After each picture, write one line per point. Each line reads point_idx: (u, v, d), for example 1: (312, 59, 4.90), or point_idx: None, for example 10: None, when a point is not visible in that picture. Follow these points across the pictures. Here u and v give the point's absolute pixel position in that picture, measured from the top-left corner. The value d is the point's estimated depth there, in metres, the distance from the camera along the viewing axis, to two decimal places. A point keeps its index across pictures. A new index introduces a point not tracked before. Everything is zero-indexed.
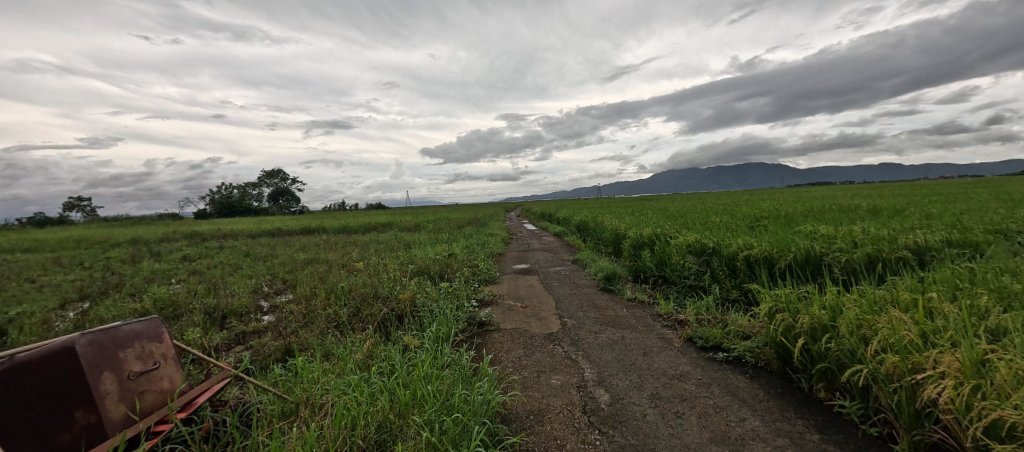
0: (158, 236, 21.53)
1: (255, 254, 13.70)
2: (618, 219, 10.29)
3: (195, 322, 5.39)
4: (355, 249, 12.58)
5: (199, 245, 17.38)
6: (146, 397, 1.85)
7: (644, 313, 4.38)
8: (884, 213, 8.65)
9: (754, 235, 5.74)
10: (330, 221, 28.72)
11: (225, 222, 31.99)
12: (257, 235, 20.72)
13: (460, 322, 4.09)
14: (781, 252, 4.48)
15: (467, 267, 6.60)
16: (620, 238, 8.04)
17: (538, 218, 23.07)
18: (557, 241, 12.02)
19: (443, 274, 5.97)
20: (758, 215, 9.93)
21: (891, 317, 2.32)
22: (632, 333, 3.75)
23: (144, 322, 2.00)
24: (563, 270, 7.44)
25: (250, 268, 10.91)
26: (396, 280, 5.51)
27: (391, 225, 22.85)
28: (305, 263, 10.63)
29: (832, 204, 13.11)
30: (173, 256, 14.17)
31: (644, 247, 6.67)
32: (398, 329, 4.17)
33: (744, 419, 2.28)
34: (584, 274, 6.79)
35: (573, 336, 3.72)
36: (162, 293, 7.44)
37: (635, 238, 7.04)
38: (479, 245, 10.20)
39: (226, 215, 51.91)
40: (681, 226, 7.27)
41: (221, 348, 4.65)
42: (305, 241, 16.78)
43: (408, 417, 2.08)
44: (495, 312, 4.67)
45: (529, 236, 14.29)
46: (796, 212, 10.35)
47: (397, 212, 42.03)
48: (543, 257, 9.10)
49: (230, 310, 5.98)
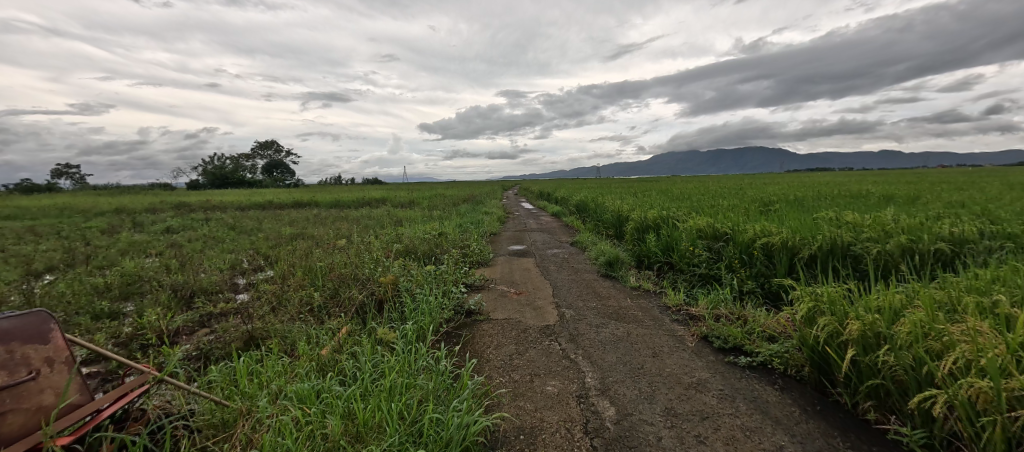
0: (144, 206, 21.02)
1: (241, 227, 13.23)
2: (619, 200, 9.85)
3: (158, 302, 4.95)
4: (345, 225, 12.08)
5: (185, 216, 16.84)
6: (10, 420, 1.41)
7: (650, 305, 3.96)
8: (899, 200, 8.28)
9: (770, 220, 5.30)
10: (324, 195, 28.06)
11: (218, 193, 31.30)
12: (247, 208, 20.11)
13: (445, 311, 3.66)
14: (805, 242, 4.08)
15: (459, 248, 6.15)
16: (622, 220, 7.58)
17: (536, 197, 22.62)
18: (555, 222, 11.56)
19: (432, 255, 5.52)
20: (767, 199, 9.46)
21: (971, 329, 1.88)
22: (638, 329, 3.32)
23: (22, 318, 1.54)
24: (561, 252, 7.03)
25: (232, 242, 10.39)
26: (380, 260, 5.06)
27: (385, 200, 22.38)
28: (291, 238, 10.16)
29: (841, 189, 12.64)
30: (156, 227, 13.63)
31: (648, 230, 6.24)
32: (377, 317, 3.75)
33: (781, 447, 1.87)
34: (583, 258, 6.35)
35: (571, 331, 3.29)
36: (131, 268, 6.98)
37: (639, 220, 6.57)
38: (472, 224, 9.74)
39: (219, 186, 51.17)
40: (689, 210, 6.81)
41: (184, 332, 4.22)
42: (295, 215, 16.24)
43: (364, 444, 1.65)
44: (485, 299, 4.24)
45: (526, 215, 13.81)
46: (805, 197, 9.91)
47: (391, 187, 41.45)
48: (540, 238, 8.63)
49: (200, 287, 5.54)
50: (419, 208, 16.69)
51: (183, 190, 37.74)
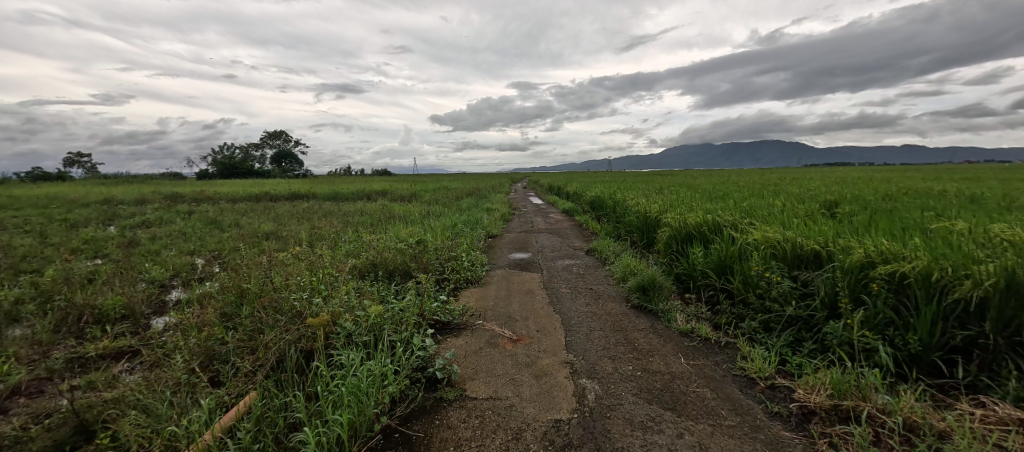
0: (136, 196, 20.14)
1: (221, 222, 12.02)
2: (644, 198, 8.39)
3: (30, 333, 3.68)
4: (331, 222, 10.79)
5: (169, 208, 15.75)
6: None
7: (719, 372, 2.54)
8: (998, 202, 6.65)
9: (867, 232, 3.84)
10: (326, 187, 26.80)
11: (217, 184, 30.40)
12: (238, 200, 18.87)
13: (395, 389, 2.29)
14: (961, 276, 2.62)
15: (443, 263, 4.77)
16: (650, 224, 6.14)
17: (546, 191, 21.16)
18: (566, 221, 10.10)
19: (404, 278, 4.16)
20: (824, 199, 7.89)
21: None
22: (716, 439, 1.91)
23: None
24: (574, 264, 5.65)
25: (199, 240, 9.13)
26: (329, 283, 3.70)
27: (386, 193, 21.15)
28: (264, 237, 8.87)
29: (898, 187, 10.95)
30: (130, 221, 12.48)
31: (690, 242, 4.81)
32: (292, 394, 2.41)
33: None
34: (604, 274, 4.95)
35: (600, 443, 1.89)
36: (48, 274, 5.73)
37: (676, 227, 5.12)
38: (469, 223, 8.35)
39: (227, 176, 50.79)
40: (738, 214, 5.35)
41: (27, 392, 2.91)
42: (285, 209, 14.98)
43: None
44: (466, 352, 2.86)
45: (534, 212, 12.37)
46: (868, 197, 8.28)
47: (397, 180, 40.35)
48: (548, 243, 7.19)
49: (102, 306, 4.26)
50: (418, 203, 15.33)
51: (188, 181, 37.07)
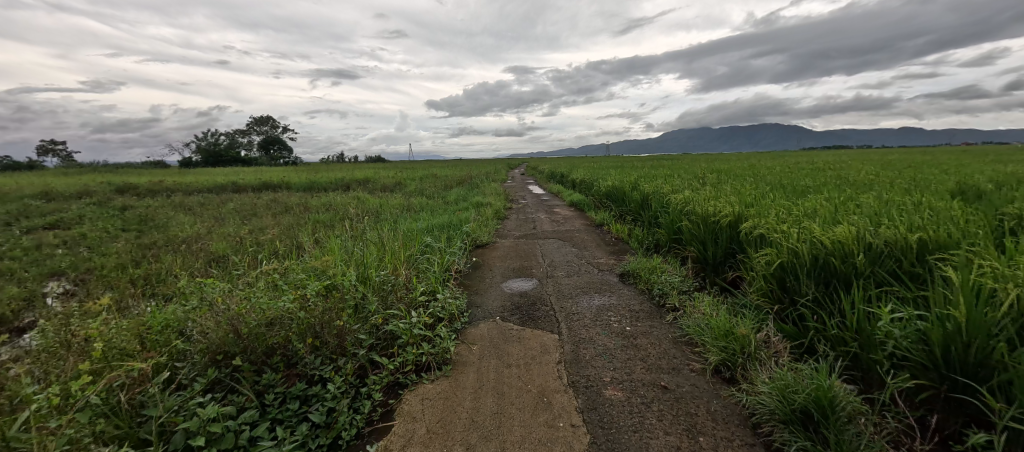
0: (77, 188, 17.68)
1: (148, 222, 9.75)
2: (687, 190, 6.18)
3: None
4: (279, 222, 8.54)
5: (105, 203, 13.40)
6: None
7: None
8: None
9: None
10: (306, 175, 24.34)
11: (187, 172, 27.99)
12: (195, 192, 16.44)
13: None
14: None
15: (375, 335, 2.56)
16: (721, 235, 3.94)
17: (548, 178, 18.84)
18: (578, 220, 7.89)
19: (288, 409, 2.00)
20: (941, 190, 5.68)
21: None
22: None
23: None
24: (606, 303, 3.48)
25: (91, 251, 6.86)
26: (44, 444, 1.49)
27: (366, 182, 18.80)
28: (173, 246, 6.63)
29: (990, 172, 8.72)
30: (39, 221, 10.18)
31: (835, 287, 2.64)
32: None
33: None
34: (673, 337, 2.77)
35: None
36: None
37: (797, 249, 2.93)
38: (450, 226, 6.13)
39: (209, 164, 48.17)
40: (896, 225, 3.13)
41: None
42: (240, 204, 12.56)
43: None
44: None
45: (535, 206, 10.05)
46: (998, 188, 6.04)
47: (386, 167, 37.94)
48: (558, 258, 5.01)
49: None
50: (398, 195, 12.92)
51: (160, 170, 34.53)
